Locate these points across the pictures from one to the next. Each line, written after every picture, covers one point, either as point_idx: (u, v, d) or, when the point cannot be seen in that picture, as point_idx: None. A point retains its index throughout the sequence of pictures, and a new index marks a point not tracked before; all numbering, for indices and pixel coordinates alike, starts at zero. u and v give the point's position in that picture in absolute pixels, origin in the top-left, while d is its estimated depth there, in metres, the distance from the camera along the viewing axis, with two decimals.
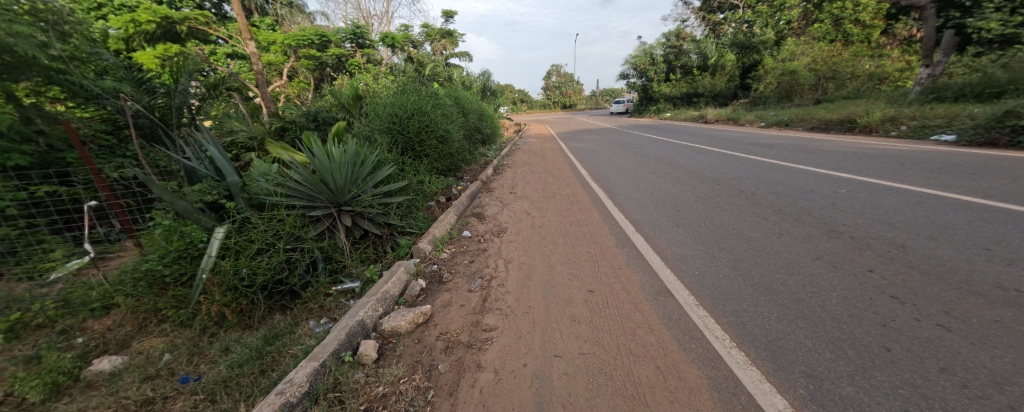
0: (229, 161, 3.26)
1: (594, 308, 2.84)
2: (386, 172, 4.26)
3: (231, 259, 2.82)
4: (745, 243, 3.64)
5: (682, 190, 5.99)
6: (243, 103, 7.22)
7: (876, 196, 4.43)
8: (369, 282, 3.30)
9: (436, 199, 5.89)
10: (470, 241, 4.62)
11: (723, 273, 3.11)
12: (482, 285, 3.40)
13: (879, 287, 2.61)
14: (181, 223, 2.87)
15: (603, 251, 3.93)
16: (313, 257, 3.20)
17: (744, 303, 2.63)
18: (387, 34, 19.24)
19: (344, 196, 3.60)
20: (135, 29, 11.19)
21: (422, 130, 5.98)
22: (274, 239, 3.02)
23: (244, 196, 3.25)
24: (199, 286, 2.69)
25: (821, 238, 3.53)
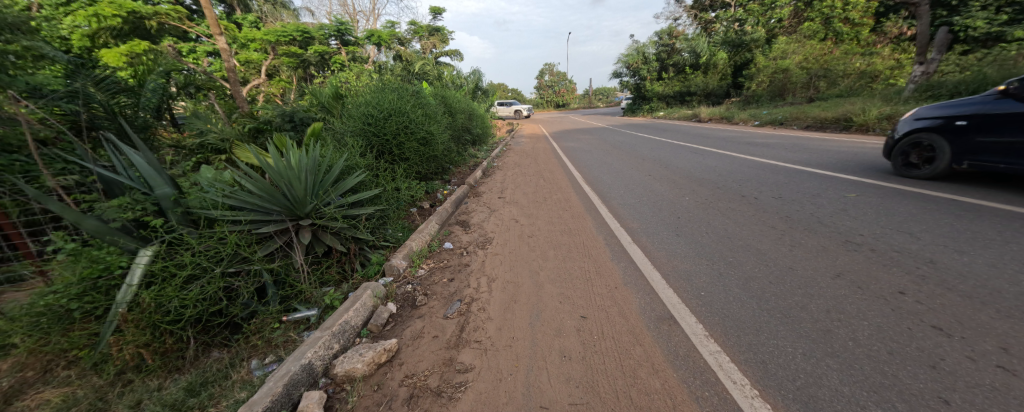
0: (157, 170, 2.77)
1: (587, 340, 2.47)
2: (354, 179, 3.85)
3: (155, 289, 2.41)
4: (753, 257, 3.26)
5: (680, 195, 5.62)
6: (218, 101, 6.69)
7: (890, 201, 4.10)
8: (328, 310, 2.90)
9: (418, 207, 5.48)
10: (451, 254, 4.21)
11: (733, 295, 2.73)
12: (459, 311, 3.01)
13: (917, 313, 2.24)
14: (94, 246, 2.47)
15: (598, 266, 3.56)
16: (262, 281, 2.83)
17: (762, 334, 2.25)
18: (374, 31, 18.58)
19: (305, 206, 3.26)
20: (99, 24, 10.66)
21: (401, 132, 5.51)
22: (211, 262, 2.64)
23: (178, 210, 2.82)
24: (112, 324, 2.28)
25: (838, 251, 3.16)
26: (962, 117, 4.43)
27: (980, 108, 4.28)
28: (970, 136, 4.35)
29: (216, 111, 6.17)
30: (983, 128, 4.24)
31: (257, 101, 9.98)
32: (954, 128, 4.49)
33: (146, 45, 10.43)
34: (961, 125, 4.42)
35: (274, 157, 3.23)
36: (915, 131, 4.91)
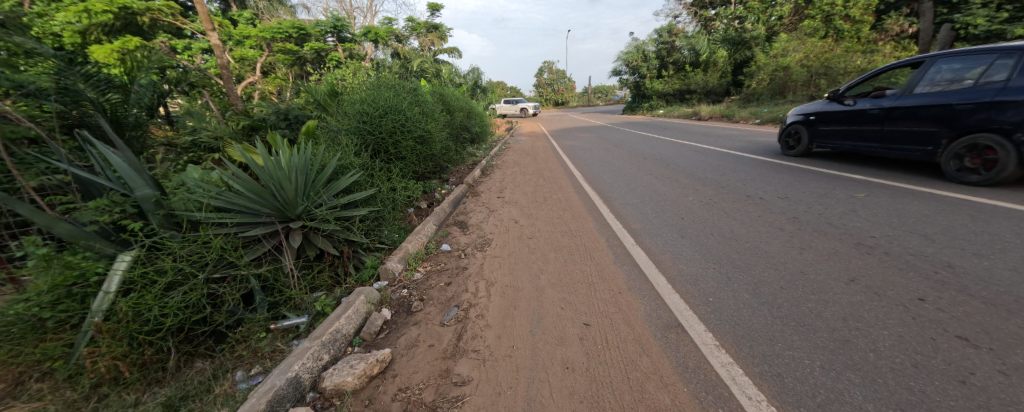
0: (136, 170, 2.65)
1: (590, 349, 2.35)
2: (348, 180, 3.72)
3: (133, 297, 2.29)
4: (762, 260, 3.14)
5: (683, 194, 5.50)
6: (213, 98, 6.54)
7: (901, 202, 3.97)
8: (319, 317, 2.77)
9: (415, 207, 5.35)
10: (449, 257, 4.08)
11: (742, 301, 2.60)
12: (457, 317, 2.89)
13: (940, 322, 2.11)
14: (69, 252, 2.35)
15: (600, 270, 3.44)
16: (249, 287, 2.72)
17: (777, 345, 2.13)
18: (371, 28, 18.36)
19: (296, 207, 3.17)
20: (90, 20, 10.46)
21: (397, 131, 5.36)
22: (194, 268, 2.54)
23: (159, 212, 2.70)
24: (86, 334, 2.15)
25: (850, 253, 3.03)
26: (814, 113, 6.45)
27: (822, 107, 6.30)
28: (818, 126, 6.38)
29: (210, 109, 6.06)
30: (824, 121, 6.25)
31: (251, 99, 9.81)
32: (809, 121, 6.51)
33: (138, 41, 10.24)
34: (813, 118, 6.44)
35: (265, 157, 3.13)
36: (789, 122, 6.97)
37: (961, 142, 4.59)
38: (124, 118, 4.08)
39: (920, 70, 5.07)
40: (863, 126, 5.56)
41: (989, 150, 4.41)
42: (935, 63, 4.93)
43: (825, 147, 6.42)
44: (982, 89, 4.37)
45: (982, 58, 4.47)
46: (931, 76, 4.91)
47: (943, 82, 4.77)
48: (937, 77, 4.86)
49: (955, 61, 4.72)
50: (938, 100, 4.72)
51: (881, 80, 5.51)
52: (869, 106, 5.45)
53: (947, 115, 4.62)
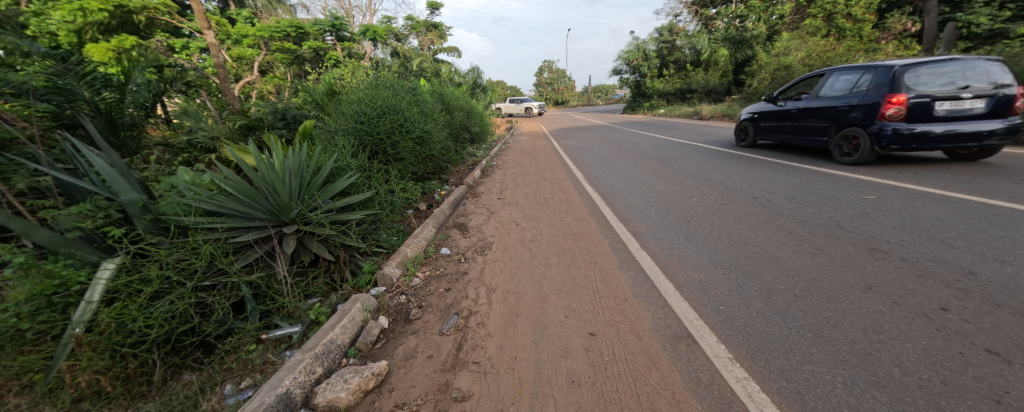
0: (119, 172, 2.54)
1: (597, 362, 2.24)
2: (345, 181, 3.61)
3: (116, 307, 2.17)
4: (772, 266, 3.03)
5: (687, 196, 5.39)
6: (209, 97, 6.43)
7: (913, 204, 3.87)
8: (313, 326, 2.67)
9: (414, 209, 5.24)
10: (448, 261, 3.97)
11: (755, 310, 2.48)
12: (457, 325, 2.78)
13: (966, 335, 2.00)
14: (50, 260, 2.23)
15: (605, 275, 3.33)
16: (240, 295, 2.61)
17: (793, 358, 2.02)
18: (369, 27, 18.21)
19: (290, 211, 3.07)
20: (86, 19, 10.36)
21: (395, 131, 5.24)
22: (182, 276, 2.43)
23: (146, 217, 2.60)
24: (66, 346, 2.03)
25: (864, 259, 2.92)
26: (757, 112, 8.20)
27: (763, 108, 8.02)
28: (759, 122, 8.11)
29: (206, 109, 5.95)
30: (764, 118, 7.96)
31: (249, 98, 9.71)
32: (754, 119, 8.25)
33: (133, 40, 10.14)
34: (756, 117, 8.20)
35: (258, 159, 3.04)
36: (746, 118, 8.67)
37: (843, 133, 6.18)
38: (120, 118, 3.98)
39: (824, 79, 6.73)
40: (790, 122, 7.21)
41: (859, 138, 5.98)
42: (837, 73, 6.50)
43: (766, 140, 8.14)
44: (856, 94, 5.90)
45: (860, 70, 5.99)
46: (828, 84, 6.55)
47: (833, 88, 6.36)
48: (835, 84, 6.44)
49: (845, 72, 6.29)
50: (829, 103, 6.35)
51: (804, 86, 7.13)
52: (790, 106, 7.14)
53: (833, 114, 6.25)
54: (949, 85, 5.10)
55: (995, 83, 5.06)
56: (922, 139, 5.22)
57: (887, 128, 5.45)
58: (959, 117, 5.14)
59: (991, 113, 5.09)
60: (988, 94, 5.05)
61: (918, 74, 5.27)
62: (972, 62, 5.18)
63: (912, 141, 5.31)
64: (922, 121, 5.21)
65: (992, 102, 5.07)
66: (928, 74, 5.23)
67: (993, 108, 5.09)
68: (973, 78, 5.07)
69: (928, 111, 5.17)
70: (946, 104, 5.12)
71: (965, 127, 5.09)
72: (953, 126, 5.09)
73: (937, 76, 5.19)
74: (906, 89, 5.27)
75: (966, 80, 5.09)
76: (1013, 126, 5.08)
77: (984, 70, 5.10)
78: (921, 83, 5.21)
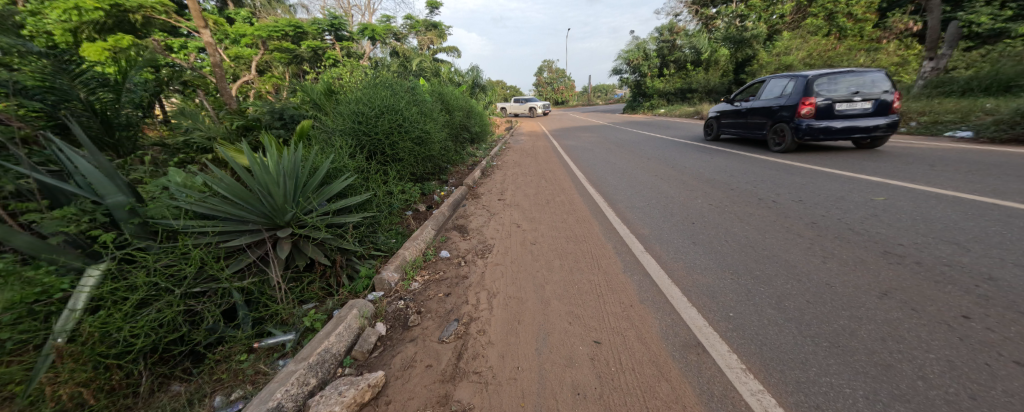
0: (105, 175, 2.45)
1: (603, 372, 2.14)
2: (342, 183, 3.51)
3: (100, 315, 2.08)
4: (783, 271, 2.93)
5: (690, 197, 5.31)
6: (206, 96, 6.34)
7: (924, 206, 3.78)
8: (308, 333, 2.57)
9: (412, 211, 5.18)
10: (448, 264, 3.88)
11: (767, 318, 2.39)
12: (457, 333, 2.68)
13: (992, 344, 1.91)
14: (32, 267, 2.13)
15: (609, 279, 3.24)
16: (232, 302, 2.52)
17: (811, 370, 1.92)
18: (367, 26, 18.10)
19: (285, 213, 2.97)
20: (82, 17, 10.27)
21: (393, 131, 5.14)
22: (171, 282, 2.34)
23: (134, 221, 2.50)
24: (48, 356, 1.92)
25: (878, 263, 2.83)
26: (720, 111, 9.78)
27: (723, 106, 9.61)
28: (721, 119, 9.72)
29: (203, 109, 5.86)
30: (724, 115, 9.55)
31: (247, 98, 9.61)
32: (717, 116, 9.85)
33: (130, 39, 10.05)
34: (718, 114, 9.81)
35: (252, 161, 2.96)
36: (714, 115, 10.20)
37: (776, 127, 7.74)
38: (115, 117, 3.90)
39: (766, 84, 8.30)
40: (742, 118, 8.74)
41: (784, 132, 7.57)
42: (774, 80, 8.10)
43: (726, 133, 9.73)
44: (784, 96, 7.46)
45: (787, 78, 7.55)
46: (767, 88, 8.15)
47: (769, 93, 7.95)
48: (772, 88, 8.02)
49: (779, 79, 7.86)
50: (766, 103, 7.93)
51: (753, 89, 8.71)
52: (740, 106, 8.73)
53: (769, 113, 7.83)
54: (846, 90, 6.64)
55: (879, 89, 6.63)
56: (824, 132, 6.79)
57: (800, 123, 7.05)
58: (852, 115, 6.72)
59: (875, 112, 6.66)
60: (874, 98, 6.61)
61: (825, 81, 6.80)
62: (865, 73, 6.74)
63: (819, 134, 6.86)
64: (825, 118, 6.76)
65: (878, 104, 6.63)
66: (832, 81, 6.75)
67: (878, 108, 6.65)
68: (864, 85, 6.62)
69: (830, 110, 6.74)
70: (842, 105, 6.68)
71: (857, 122, 6.66)
72: (847, 122, 6.65)
73: (838, 83, 6.72)
74: (814, 93, 6.84)
75: (857, 87, 6.67)
76: (892, 121, 6.65)
77: (872, 79, 6.67)
78: (826, 89, 6.74)
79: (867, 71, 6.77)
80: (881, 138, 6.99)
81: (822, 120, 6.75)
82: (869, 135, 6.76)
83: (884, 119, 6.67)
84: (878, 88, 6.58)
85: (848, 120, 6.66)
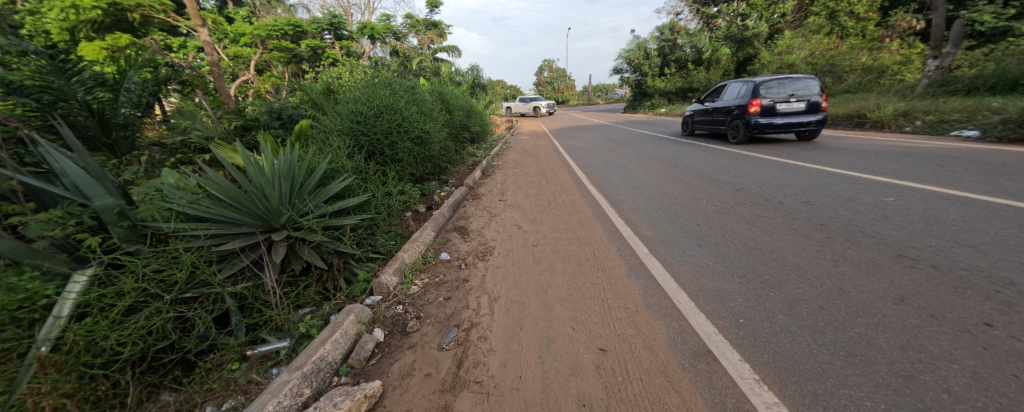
0: (90, 175, 2.35)
1: (609, 382, 2.06)
2: (339, 184, 3.44)
3: (86, 323, 1.98)
4: (794, 275, 2.84)
5: (694, 198, 5.21)
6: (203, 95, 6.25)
7: (937, 207, 3.68)
8: (303, 340, 2.48)
9: (411, 212, 5.08)
10: (448, 267, 3.79)
11: (779, 324, 2.30)
12: (457, 339, 2.60)
13: (1018, 354, 1.82)
14: (12, 272, 2.02)
15: (613, 283, 3.15)
16: (224, 308, 2.43)
17: (827, 381, 1.83)
18: (367, 24, 18.01)
19: (280, 216, 2.90)
20: (80, 16, 10.21)
21: (392, 131, 5.04)
22: (160, 288, 2.25)
23: (123, 223, 2.41)
24: (28, 367, 1.82)
25: (892, 267, 2.74)
26: (695, 111, 11.32)
27: (697, 107, 11.18)
28: (694, 118, 11.27)
29: (201, 108, 5.76)
30: (697, 115, 11.12)
31: (246, 98, 9.52)
32: (692, 115, 11.37)
33: (128, 38, 9.98)
34: (693, 114, 11.34)
35: (247, 162, 2.89)
36: (690, 114, 11.73)
37: (734, 123, 9.30)
38: (112, 117, 3.89)
39: (729, 87, 9.85)
40: (711, 117, 10.29)
41: (739, 127, 9.15)
42: (735, 84, 9.68)
43: (699, 131, 11.33)
44: (740, 98, 9.01)
45: (743, 82, 9.09)
46: (729, 91, 9.72)
47: (731, 94, 9.53)
48: (733, 91, 9.58)
49: (738, 83, 9.43)
50: (727, 104, 9.50)
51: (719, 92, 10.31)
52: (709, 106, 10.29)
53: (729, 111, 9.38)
54: (786, 93, 8.20)
55: (812, 92, 8.19)
56: (768, 126, 8.35)
57: (750, 120, 8.62)
58: (790, 113, 8.29)
59: (809, 110, 8.20)
60: (809, 99, 8.14)
61: (770, 85, 8.34)
62: (802, 79, 8.32)
63: (765, 128, 8.41)
64: (769, 115, 8.32)
65: (811, 104, 8.16)
66: (775, 86, 8.32)
67: (811, 108, 8.19)
68: (800, 89, 8.18)
69: (773, 109, 8.30)
70: (782, 104, 8.25)
71: (794, 119, 8.20)
72: (786, 118, 8.19)
73: (779, 88, 8.27)
74: (760, 96, 8.44)
75: (795, 90, 8.24)
76: (822, 118, 8.18)
77: (806, 85, 8.24)
78: (771, 91, 8.28)
79: (803, 78, 8.34)
80: (816, 131, 8.53)
81: (766, 116, 8.30)
82: (805, 128, 8.29)
83: (817, 116, 8.21)
84: (811, 91, 8.13)
85: (788, 117, 8.19)
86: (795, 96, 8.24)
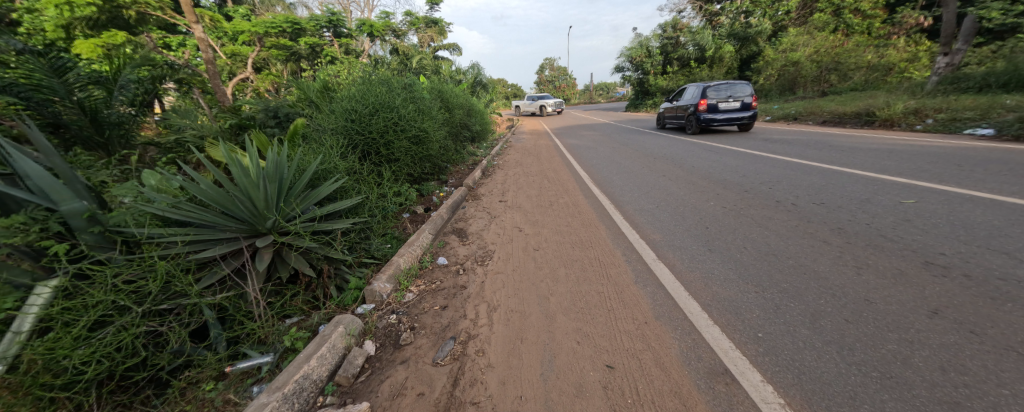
0: (54, 178, 2.16)
1: (617, 404, 1.88)
2: (330, 187, 3.28)
3: (44, 340, 1.80)
4: (813, 284, 2.66)
5: (702, 199, 5.03)
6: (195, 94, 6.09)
7: (960, 210, 3.50)
8: (287, 355, 2.31)
9: (408, 214, 4.92)
10: (445, 272, 3.62)
11: (802, 340, 2.12)
12: (453, 353, 2.42)
13: None
14: None
15: (619, 291, 2.97)
16: (202, 320, 2.24)
17: (861, 406, 1.66)
18: (366, 22, 17.84)
19: (266, 220, 2.75)
20: (74, 13, 10.05)
21: (389, 129, 4.87)
22: (131, 300, 2.07)
23: (94, 229, 2.24)
24: None
25: (919, 275, 2.56)
26: (664, 109, 13.53)
27: (665, 105, 13.41)
28: (664, 115, 13.50)
29: (195, 107, 5.63)
30: (664, 113, 13.39)
31: (243, 96, 9.37)
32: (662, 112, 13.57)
33: (123, 36, 9.84)
34: (663, 111, 13.55)
35: (232, 163, 2.75)
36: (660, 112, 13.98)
37: (689, 119, 11.63)
38: (105, 115, 3.86)
39: (687, 90, 12.14)
40: (674, 114, 12.58)
41: (693, 122, 11.44)
42: (692, 87, 11.96)
43: (667, 126, 13.56)
44: (693, 98, 11.31)
45: (696, 87, 11.43)
46: (687, 93, 12.01)
47: (687, 96, 11.82)
48: (689, 93, 11.88)
49: (694, 87, 11.72)
50: (684, 103, 11.79)
51: (680, 94, 12.61)
52: (672, 105, 12.58)
53: (686, 109, 11.63)
54: (726, 95, 10.52)
55: (745, 94, 10.53)
56: (712, 121, 10.66)
57: (700, 115, 10.92)
58: (728, 110, 10.63)
59: (742, 108, 10.56)
60: (743, 100, 10.47)
61: (714, 89, 10.65)
62: (738, 84, 10.63)
63: (711, 122, 10.68)
64: (713, 112, 10.63)
65: (745, 103, 10.47)
66: (718, 89, 10.60)
67: (745, 106, 10.50)
68: (736, 90, 10.45)
69: (715, 107, 10.60)
70: (722, 103, 10.55)
71: (732, 115, 10.48)
72: (726, 114, 10.49)
73: (720, 91, 10.59)
74: (706, 96, 10.75)
75: (732, 92, 10.55)
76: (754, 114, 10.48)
77: (741, 88, 10.56)
78: (714, 94, 10.60)
79: (739, 83, 10.67)
80: (748, 124, 10.92)
81: (711, 112, 10.58)
82: (739, 121, 10.65)
83: (748, 112, 10.56)
84: (743, 93, 10.46)
85: (727, 113, 10.47)
86: (732, 97, 10.56)
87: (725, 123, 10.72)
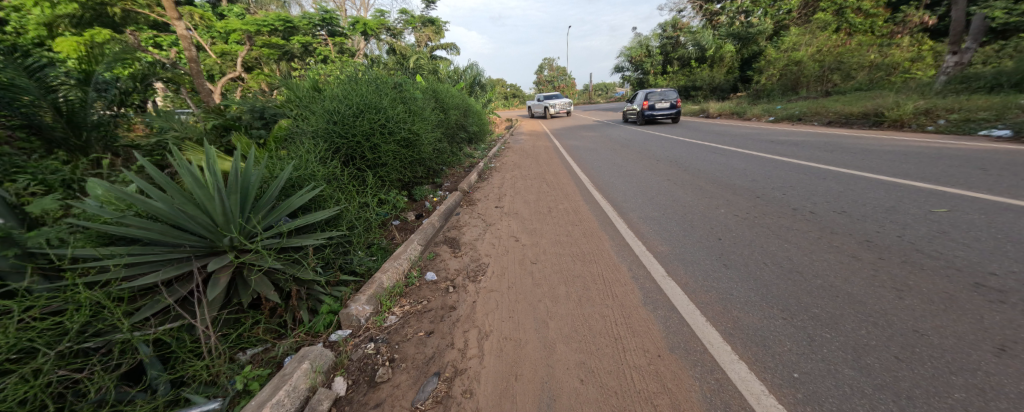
0: None
1: None
2: (301, 197, 2.95)
3: None
4: (850, 309, 2.32)
5: (711, 206, 4.70)
6: (178, 96, 5.77)
7: (1002, 221, 3.16)
8: (240, 398, 1.98)
9: (398, 223, 4.60)
10: (433, 289, 3.29)
11: (849, 385, 1.78)
12: (436, 395, 2.08)
13: None
14: None
15: (627, 315, 2.63)
16: (138, 359, 1.92)
17: None
18: (359, 20, 17.19)
19: (223, 236, 2.46)
20: (56, 10, 9.67)
21: (374, 132, 4.53)
22: (46, 340, 1.74)
23: (12, 251, 1.92)
24: None
25: (974, 301, 2.22)
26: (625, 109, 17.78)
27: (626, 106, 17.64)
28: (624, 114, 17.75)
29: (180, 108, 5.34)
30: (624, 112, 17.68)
31: (231, 96, 8.96)
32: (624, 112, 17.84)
33: (107, 34, 9.48)
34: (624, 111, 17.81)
35: (188, 173, 2.48)
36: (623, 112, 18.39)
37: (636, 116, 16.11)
38: (83, 118, 3.62)
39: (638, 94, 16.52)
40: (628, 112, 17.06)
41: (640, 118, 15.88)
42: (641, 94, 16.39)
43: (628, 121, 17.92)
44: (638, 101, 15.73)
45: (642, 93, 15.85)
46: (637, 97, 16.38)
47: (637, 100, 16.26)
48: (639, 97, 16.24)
49: (642, 93, 16.07)
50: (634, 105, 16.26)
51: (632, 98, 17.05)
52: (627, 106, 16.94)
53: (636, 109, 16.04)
54: (659, 99, 14.95)
55: (674, 97, 14.93)
56: (652, 116, 15.04)
57: (644, 113, 15.34)
58: (663, 108, 15.01)
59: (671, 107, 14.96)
60: (671, 102, 14.90)
61: (652, 94, 15.10)
62: (669, 91, 15.03)
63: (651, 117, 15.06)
64: (652, 110, 15.04)
65: (672, 105, 14.88)
66: (655, 95, 15.02)
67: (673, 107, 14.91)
68: (667, 95, 14.82)
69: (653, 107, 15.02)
70: (658, 104, 14.97)
71: (664, 113, 14.91)
72: (660, 112, 14.90)
73: (656, 96, 15.03)
74: (648, 99, 15.17)
75: (665, 96, 14.94)
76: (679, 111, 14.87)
77: (670, 94, 15.00)
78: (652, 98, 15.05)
79: (670, 90, 15.06)
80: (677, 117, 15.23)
81: (651, 110, 15.01)
82: (670, 116, 15.08)
83: (676, 110, 15.02)
84: (672, 97, 14.89)
85: (662, 109, 14.80)
86: (665, 100, 14.97)
87: (661, 118, 15.10)
